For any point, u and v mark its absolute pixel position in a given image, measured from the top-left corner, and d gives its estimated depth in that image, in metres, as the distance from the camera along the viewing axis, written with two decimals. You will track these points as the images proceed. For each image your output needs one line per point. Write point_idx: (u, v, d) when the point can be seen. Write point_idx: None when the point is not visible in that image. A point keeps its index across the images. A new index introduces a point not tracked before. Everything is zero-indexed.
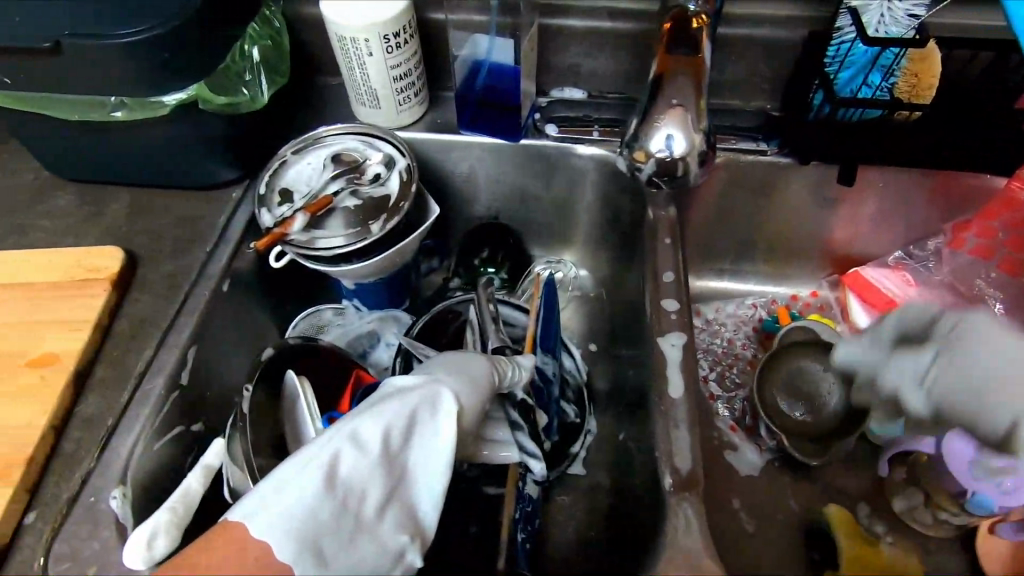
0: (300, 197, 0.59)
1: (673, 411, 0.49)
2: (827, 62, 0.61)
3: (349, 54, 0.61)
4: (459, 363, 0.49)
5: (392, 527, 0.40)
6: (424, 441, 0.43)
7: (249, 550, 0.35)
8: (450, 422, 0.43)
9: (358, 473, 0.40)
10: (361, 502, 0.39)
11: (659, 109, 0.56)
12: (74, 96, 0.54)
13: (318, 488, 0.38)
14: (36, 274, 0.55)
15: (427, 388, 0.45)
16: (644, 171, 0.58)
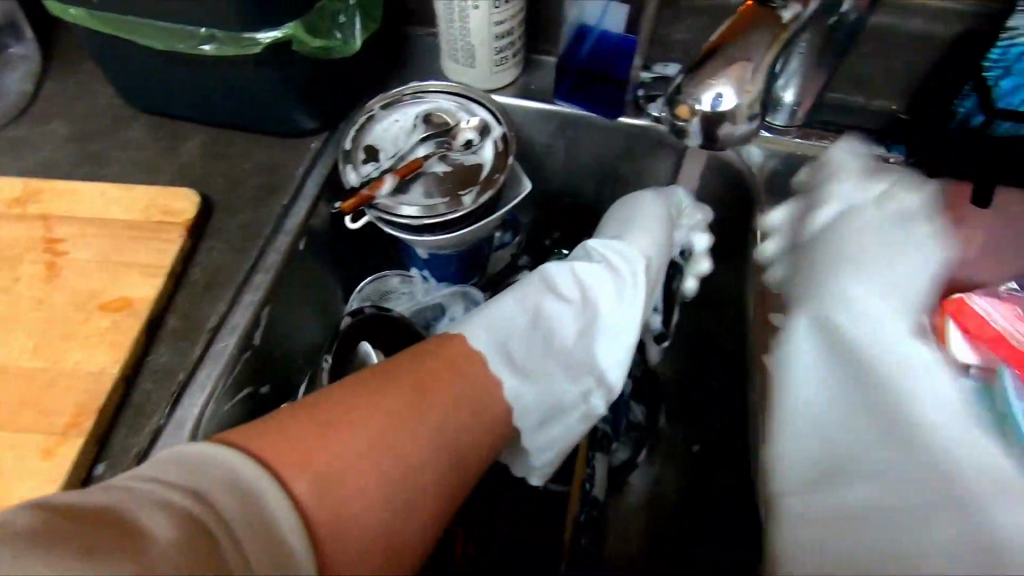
0: (387, 158, 0.55)
1: None
2: (986, 66, 0.53)
3: (451, 4, 0.56)
4: (636, 216, 0.57)
5: (580, 370, 0.51)
6: (614, 301, 0.53)
7: (462, 351, 0.47)
8: (637, 283, 0.53)
9: (549, 310, 0.52)
10: (558, 337, 0.51)
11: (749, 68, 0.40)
12: (162, 23, 0.50)
13: (517, 311, 0.51)
14: (110, 210, 0.53)
15: (615, 256, 0.54)
16: (687, 134, 0.43)
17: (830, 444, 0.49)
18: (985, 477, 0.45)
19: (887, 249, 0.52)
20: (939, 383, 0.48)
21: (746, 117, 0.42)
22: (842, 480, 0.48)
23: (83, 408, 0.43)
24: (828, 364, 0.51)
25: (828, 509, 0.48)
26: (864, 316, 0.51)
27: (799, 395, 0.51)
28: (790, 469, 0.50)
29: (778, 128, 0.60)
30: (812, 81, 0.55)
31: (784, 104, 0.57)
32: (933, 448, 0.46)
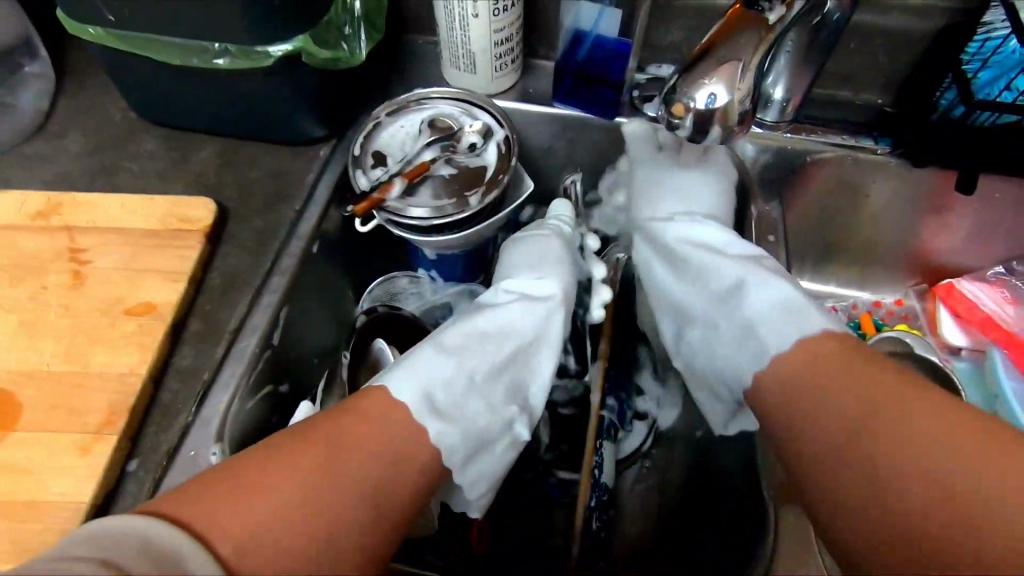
0: (395, 162, 0.57)
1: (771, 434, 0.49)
2: (965, 60, 0.56)
3: (453, 14, 0.58)
4: (547, 249, 0.60)
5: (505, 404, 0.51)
6: (531, 335, 0.55)
7: (382, 403, 0.45)
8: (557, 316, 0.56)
9: (470, 352, 0.52)
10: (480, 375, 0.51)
11: (739, 65, 0.42)
12: (178, 39, 0.52)
13: (438, 356, 0.50)
14: (130, 219, 0.55)
15: (528, 290, 0.58)
16: (682, 131, 0.45)
17: (685, 303, 0.60)
18: (778, 309, 0.52)
19: (701, 194, 0.64)
20: (717, 234, 0.60)
21: (736, 113, 0.44)
22: (693, 322, 0.59)
23: (113, 409, 0.45)
24: (687, 243, 0.61)
25: (699, 342, 0.59)
26: (680, 220, 0.62)
27: (654, 290, 0.63)
28: (671, 335, 0.62)
29: (769, 124, 0.63)
30: (798, 78, 0.58)
31: (773, 100, 0.61)
32: (748, 314, 0.54)
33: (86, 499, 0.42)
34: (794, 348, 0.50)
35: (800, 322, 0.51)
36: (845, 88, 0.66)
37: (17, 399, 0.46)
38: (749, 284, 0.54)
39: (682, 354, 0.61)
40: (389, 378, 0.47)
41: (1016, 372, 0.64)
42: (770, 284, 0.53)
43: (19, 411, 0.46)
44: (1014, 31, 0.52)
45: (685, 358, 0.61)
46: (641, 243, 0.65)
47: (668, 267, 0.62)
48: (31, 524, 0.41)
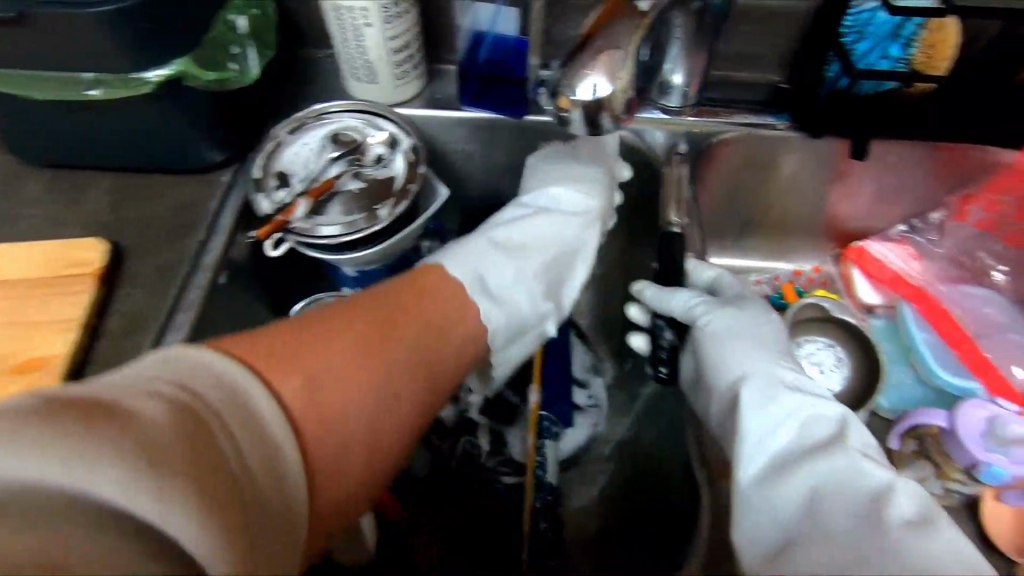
0: (299, 181, 0.55)
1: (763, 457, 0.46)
2: (843, 31, 0.59)
3: (344, 24, 0.56)
4: (571, 170, 0.63)
5: (522, 294, 0.57)
6: (569, 245, 0.62)
7: (449, 299, 0.51)
8: (587, 229, 0.62)
9: (513, 241, 0.60)
10: (505, 269, 0.57)
11: (616, 54, 0.43)
12: (42, 71, 0.49)
13: (485, 245, 0.58)
14: (13, 269, 0.51)
15: (568, 207, 0.62)
16: (570, 124, 0.46)
17: (824, 514, 0.43)
18: (954, 561, 0.39)
19: (776, 342, 0.52)
20: (855, 436, 0.46)
21: (622, 103, 0.45)
22: (827, 543, 0.41)
23: None
24: (800, 432, 0.47)
25: (822, 563, 0.40)
26: (805, 401, 0.48)
27: (757, 478, 0.45)
28: (767, 547, 0.43)
29: (674, 109, 0.64)
30: (696, 62, 0.59)
31: (675, 85, 0.62)
32: (918, 557, 0.39)
33: None
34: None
35: (952, 548, 0.39)
36: (743, 69, 0.68)
37: None
38: (893, 496, 0.42)
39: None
40: (452, 257, 0.56)
41: (926, 325, 0.67)
42: (942, 531, 0.40)
43: None
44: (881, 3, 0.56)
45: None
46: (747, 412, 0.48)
47: (790, 442, 0.47)
48: None
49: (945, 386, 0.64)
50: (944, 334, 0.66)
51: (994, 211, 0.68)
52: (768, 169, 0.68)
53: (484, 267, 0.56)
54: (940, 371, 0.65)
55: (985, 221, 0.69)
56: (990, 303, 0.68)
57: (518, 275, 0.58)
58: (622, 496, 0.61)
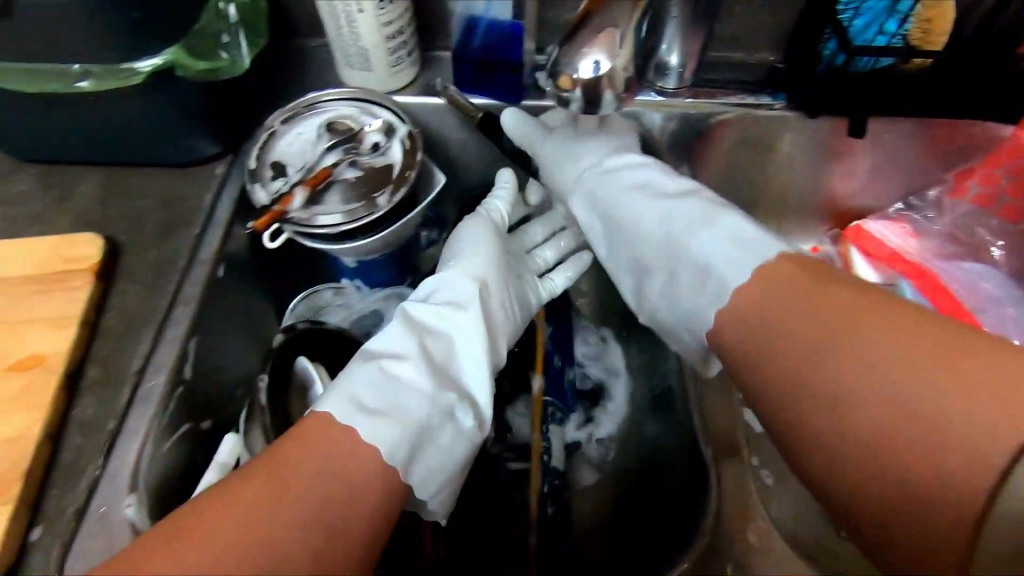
0: (295, 171, 0.55)
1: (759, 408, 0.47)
2: (841, 8, 0.58)
3: (337, 11, 0.56)
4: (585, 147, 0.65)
5: (418, 402, 0.46)
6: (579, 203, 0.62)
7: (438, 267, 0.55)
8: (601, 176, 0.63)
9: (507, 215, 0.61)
10: (392, 397, 0.45)
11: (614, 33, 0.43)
12: (30, 63, 0.48)
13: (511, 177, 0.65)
14: (6, 267, 0.50)
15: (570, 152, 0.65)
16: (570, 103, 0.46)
17: (642, 249, 0.59)
18: (732, 245, 0.51)
19: (610, 154, 0.64)
20: (652, 177, 0.60)
21: (621, 80, 0.45)
22: (653, 273, 0.58)
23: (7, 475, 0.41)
24: (621, 189, 0.61)
25: (659, 291, 0.58)
26: (618, 174, 0.62)
27: (603, 255, 0.64)
28: (632, 292, 0.61)
29: (670, 91, 0.64)
30: (692, 41, 0.59)
31: (670, 67, 0.62)
32: (694, 251, 0.53)
33: None
34: (745, 286, 0.48)
35: (738, 262, 0.49)
36: (739, 49, 0.68)
37: None
38: (676, 206, 0.57)
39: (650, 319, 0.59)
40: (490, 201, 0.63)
41: (924, 300, 0.67)
42: (719, 219, 0.54)
43: None
44: None
45: (652, 314, 0.59)
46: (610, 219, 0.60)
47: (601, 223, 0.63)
48: None
49: None
50: (942, 308, 0.66)
51: (991, 187, 0.68)
52: (765, 150, 0.68)
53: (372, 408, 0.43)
54: None
55: (981, 196, 0.70)
56: (989, 277, 0.68)
57: (403, 391, 0.46)
58: (633, 486, 0.60)
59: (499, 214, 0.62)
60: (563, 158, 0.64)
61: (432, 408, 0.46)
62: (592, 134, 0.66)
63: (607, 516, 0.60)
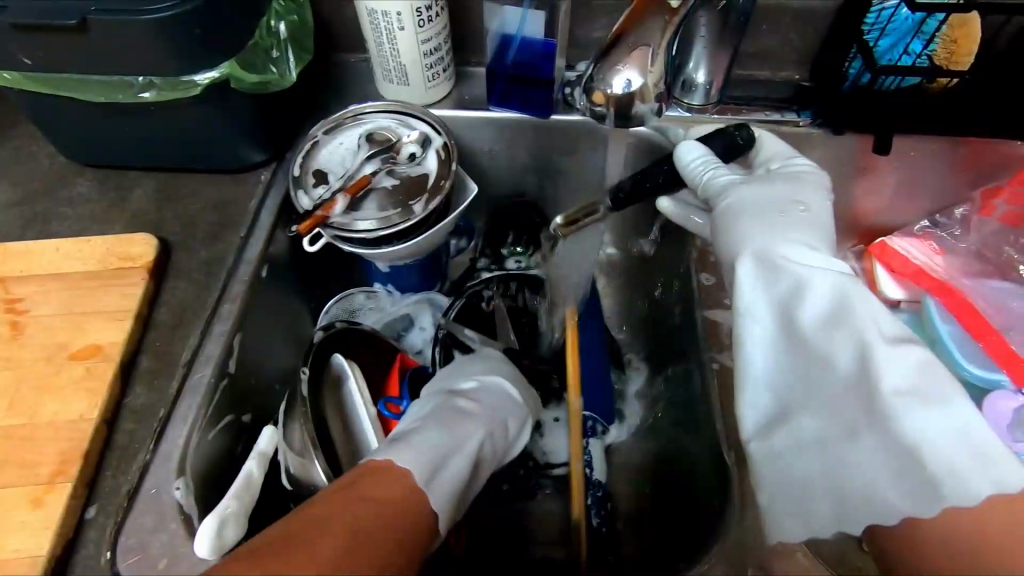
0: (336, 179, 0.58)
1: (850, 455, 0.45)
2: (865, 29, 0.61)
3: (379, 27, 0.59)
4: (778, 189, 0.54)
5: (492, 417, 0.52)
6: (765, 243, 0.51)
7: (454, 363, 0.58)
8: (781, 206, 0.53)
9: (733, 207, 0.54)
10: (470, 414, 0.51)
11: (641, 54, 0.46)
12: (100, 76, 0.52)
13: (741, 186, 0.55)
14: (69, 264, 0.53)
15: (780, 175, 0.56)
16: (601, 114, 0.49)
17: (819, 385, 0.47)
18: (957, 442, 0.40)
19: (824, 248, 0.51)
20: (882, 312, 0.45)
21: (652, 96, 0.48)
22: (821, 411, 0.47)
23: (68, 455, 0.44)
24: (821, 310, 0.47)
25: (811, 437, 0.47)
26: (808, 280, 0.47)
27: (749, 370, 0.49)
28: (758, 423, 0.49)
29: (697, 108, 0.65)
30: (718, 59, 0.61)
31: (698, 84, 0.63)
32: (907, 432, 0.41)
33: (44, 552, 0.40)
34: (980, 507, 0.39)
35: (955, 473, 0.39)
36: (764, 68, 0.70)
37: None
38: (895, 370, 0.42)
39: (767, 450, 0.49)
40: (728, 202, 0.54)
41: (951, 317, 0.67)
42: (957, 404, 0.40)
43: None
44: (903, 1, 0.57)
45: (778, 449, 0.48)
46: (750, 281, 0.49)
47: (782, 334, 0.48)
48: None
49: (971, 378, 0.63)
50: (970, 326, 0.66)
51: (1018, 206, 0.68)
52: None
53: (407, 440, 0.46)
54: (966, 363, 0.64)
55: (1009, 215, 0.69)
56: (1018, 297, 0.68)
57: (491, 397, 0.54)
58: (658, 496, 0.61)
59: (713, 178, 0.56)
60: (765, 226, 0.52)
61: (494, 425, 0.52)
62: (771, 183, 0.55)
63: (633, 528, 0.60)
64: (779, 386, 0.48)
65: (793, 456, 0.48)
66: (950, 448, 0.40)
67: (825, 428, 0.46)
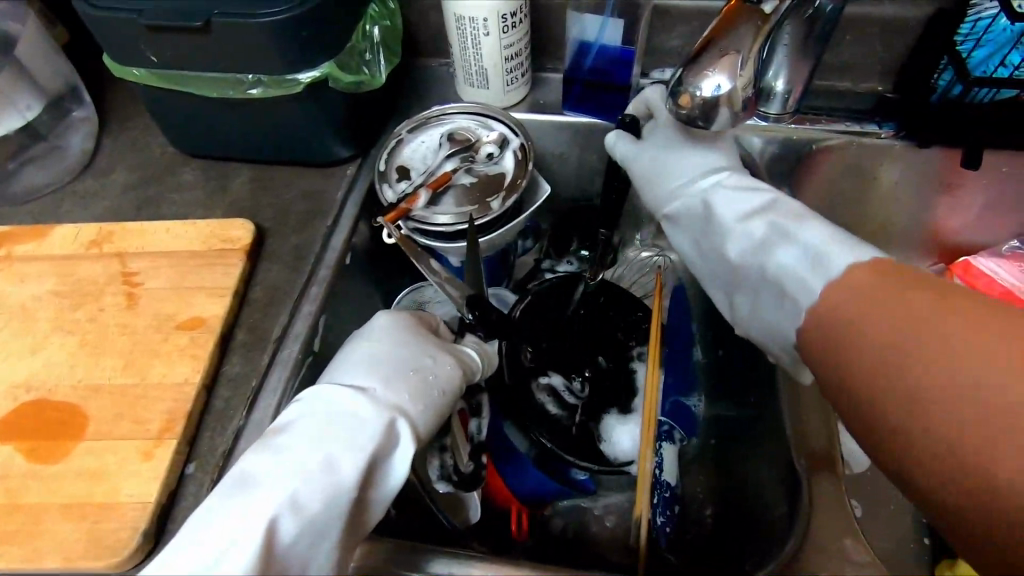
0: (418, 175, 0.61)
1: (768, 321, 0.53)
2: (958, 40, 0.58)
3: (465, 33, 0.61)
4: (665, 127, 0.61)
5: (312, 452, 0.40)
6: (654, 204, 0.61)
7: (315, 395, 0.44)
8: (666, 146, 0.60)
9: (627, 158, 0.61)
10: (276, 464, 0.40)
11: (726, 58, 0.46)
12: (215, 73, 0.57)
13: (631, 149, 0.61)
14: (177, 243, 0.58)
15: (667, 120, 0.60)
16: (685, 116, 0.49)
17: (727, 271, 0.56)
18: (806, 264, 0.48)
19: (698, 146, 0.59)
20: (728, 200, 0.55)
21: (739, 99, 0.48)
22: (745, 292, 0.55)
23: (174, 414, 0.48)
24: (714, 222, 0.56)
25: (744, 315, 0.56)
26: (694, 202, 0.57)
27: (702, 276, 0.60)
28: (726, 308, 0.59)
29: (773, 117, 0.65)
30: (799, 69, 0.61)
31: (776, 92, 0.63)
32: (778, 274, 0.50)
33: (152, 499, 0.44)
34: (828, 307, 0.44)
35: (806, 286, 0.47)
36: (846, 78, 0.68)
37: (82, 411, 0.49)
38: (752, 231, 0.53)
39: (737, 327, 0.57)
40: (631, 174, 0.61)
41: None
42: (800, 233, 0.49)
43: (85, 422, 0.48)
44: (1003, 9, 0.55)
45: (747, 330, 0.57)
46: (670, 231, 0.61)
47: (693, 244, 0.60)
48: (101, 526, 0.44)
49: None
50: None
51: None
52: (868, 178, 0.68)
53: (184, 543, 0.37)
54: None
55: None
56: None
57: (318, 421, 0.42)
58: (730, 505, 0.60)
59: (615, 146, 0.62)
60: (653, 177, 0.59)
61: (311, 466, 0.39)
62: (674, 140, 0.60)
63: (704, 537, 0.60)
64: (712, 286, 0.59)
65: (744, 329, 0.57)
66: (808, 275, 0.47)
67: (746, 308, 0.56)
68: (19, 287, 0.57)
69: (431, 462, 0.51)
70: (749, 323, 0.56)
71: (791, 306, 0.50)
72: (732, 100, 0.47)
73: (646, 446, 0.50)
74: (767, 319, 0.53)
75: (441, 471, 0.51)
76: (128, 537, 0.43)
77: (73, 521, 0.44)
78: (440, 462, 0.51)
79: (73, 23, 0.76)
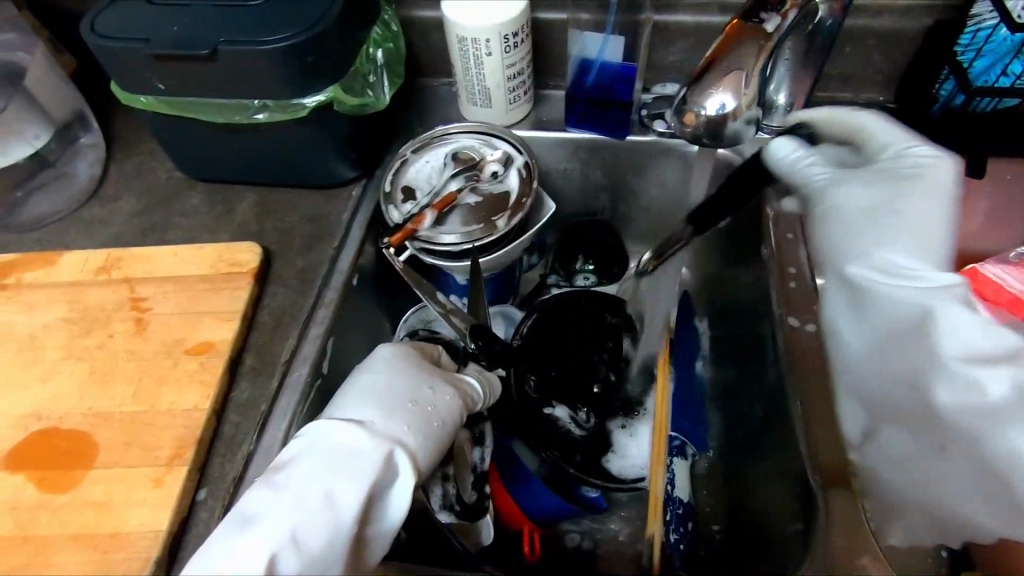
0: (423, 195, 0.61)
1: (935, 469, 0.50)
2: (959, 50, 0.59)
3: (467, 54, 0.62)
4: (902, 175, 0.55)
5: (312, 487, 0.40)
6: (854, 271, 0.56)
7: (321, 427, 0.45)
8: (912, 195, 0.54)
9: (851, 196, 0.57)
10: (276, 500, 0.39)
11: (730, 77, 0.47)
12: (219, 100, 0.57)
13: (864, 195, 0.57)
14: (184, 268, 0.58)
15: (923, 167, 0.54)
16: (689, 133, 0.50)
17: (907, 396, 0.52)
18: None
19: (938, 227, 0.54)
20: (962, 322, 0.49)
21: (744, 117, 0.49)
22: (899, 425, 0.52)
23: (184, 440, 0.48)
24: (946, 332, 0.49)
25: (899, 445, 0.52)
26: (945, 307, 0.50)
27: (871, 379, 0.55)
28: (857, 432, 0.55)
29: (776, 129, 0.66)
30: (801, 82, 0.61)
31: None
32: (992, 450, 0.46)
33: (163, 528, 0.44)
34: None
35: None
36: (847, 89, 0.69)
37: (91, 439, 0.49)
38: (986, 387, 0.47)
39: (867, 461, 0.54)
40: (846, 221, 0.57)
41: None
42: None
43: (96, 451, 0.48)
44: (1002, 20, 0.55)
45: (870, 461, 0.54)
46: (838, 301, 0.58)
47: (867, 336, 0.56)
48: (113, 556, 0.44)
49: None
50: None
51: None
52: None
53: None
54: None
55: None
56: None
57: (319, 455, 0.42)
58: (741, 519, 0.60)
59: (809, 171, 0.60)
60: (858, 227, 0.57)
61: (312, 501, 0.39)
62: (887, 174, 0.56)
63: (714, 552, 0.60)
64: (893, 397, 0.53)
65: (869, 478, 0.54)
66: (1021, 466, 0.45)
67: (916, 442, 0.51)
68: (27, 316, 0.57)
69: (434, 492, 0.50)
70: (864, 446, 0.54)
71: (987, 480, 0.47)
72: (740, 117, 0.49)
73: (658, 463, 0.50)
74: (942, 469, 0.50)
75: (444, 501, 0.51)
76: (139, 567, 0.43)
77: (84, 551, 0.44)
78: (443, 493, 0.51)
79: (79, 51, 0.77)
